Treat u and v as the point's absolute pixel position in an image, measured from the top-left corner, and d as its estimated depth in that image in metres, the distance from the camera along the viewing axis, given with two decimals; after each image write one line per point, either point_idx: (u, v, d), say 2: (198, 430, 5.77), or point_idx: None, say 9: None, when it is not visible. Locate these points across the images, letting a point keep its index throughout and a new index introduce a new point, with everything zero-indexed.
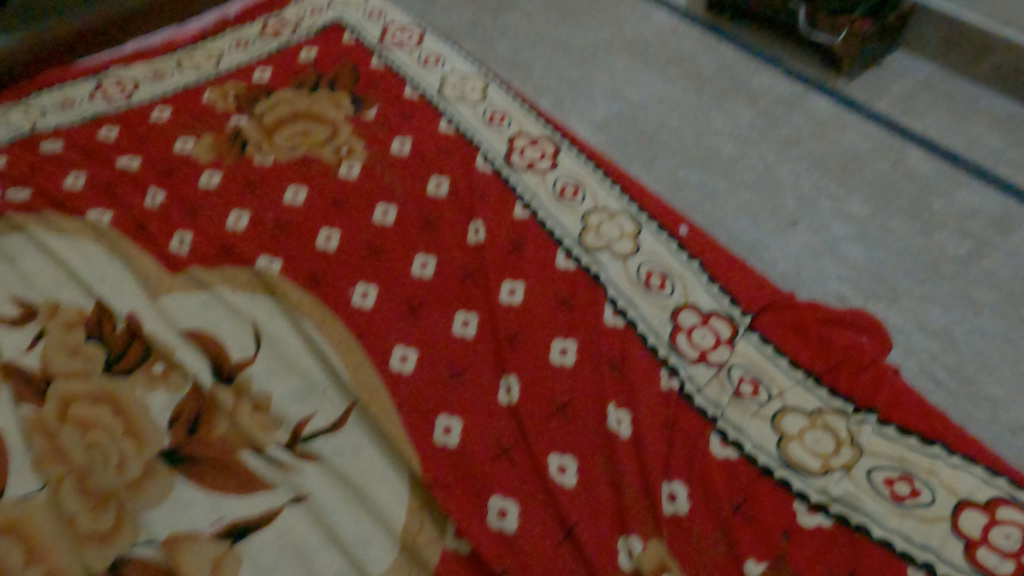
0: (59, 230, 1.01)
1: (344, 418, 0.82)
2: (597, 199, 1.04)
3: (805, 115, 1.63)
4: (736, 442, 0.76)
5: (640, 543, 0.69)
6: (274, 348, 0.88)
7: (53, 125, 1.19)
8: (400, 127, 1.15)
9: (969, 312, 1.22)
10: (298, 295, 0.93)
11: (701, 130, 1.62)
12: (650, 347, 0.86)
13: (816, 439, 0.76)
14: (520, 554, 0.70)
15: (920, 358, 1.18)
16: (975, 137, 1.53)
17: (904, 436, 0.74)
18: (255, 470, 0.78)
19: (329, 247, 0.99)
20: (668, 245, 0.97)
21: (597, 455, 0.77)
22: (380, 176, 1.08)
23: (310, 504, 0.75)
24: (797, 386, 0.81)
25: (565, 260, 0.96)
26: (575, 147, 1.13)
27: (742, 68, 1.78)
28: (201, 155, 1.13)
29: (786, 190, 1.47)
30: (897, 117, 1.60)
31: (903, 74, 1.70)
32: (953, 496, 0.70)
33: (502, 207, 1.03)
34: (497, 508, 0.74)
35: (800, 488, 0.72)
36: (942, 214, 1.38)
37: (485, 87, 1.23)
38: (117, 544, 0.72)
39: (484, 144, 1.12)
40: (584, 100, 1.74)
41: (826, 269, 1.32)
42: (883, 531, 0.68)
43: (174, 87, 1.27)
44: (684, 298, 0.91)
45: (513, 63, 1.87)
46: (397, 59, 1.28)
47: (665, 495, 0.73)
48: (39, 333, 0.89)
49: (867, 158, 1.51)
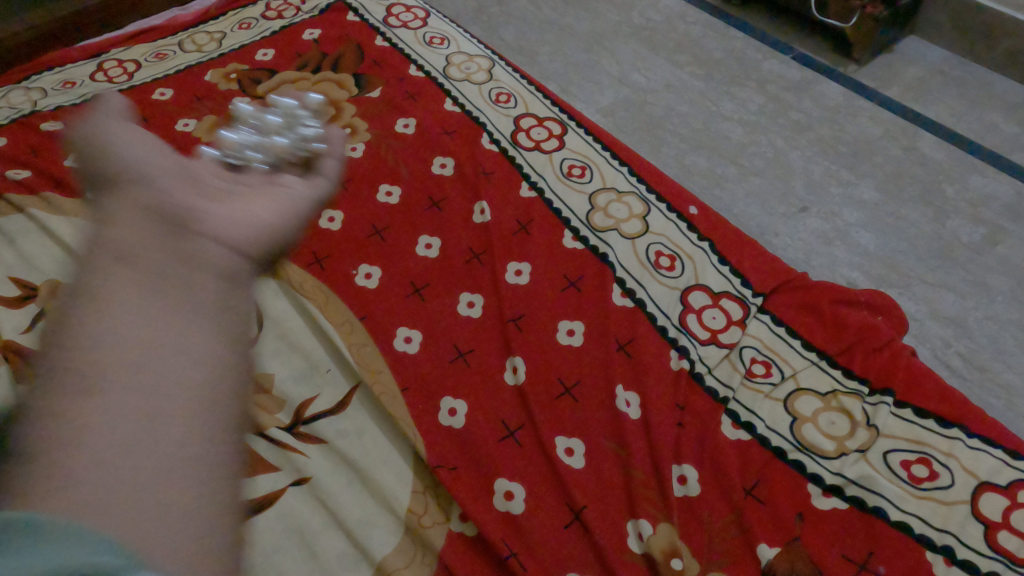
0: (59, 211, 0.99)
1: (347, 399, 0.81)
2: (605, 179, 1.02)
3: (816, 100, 1.60)
4: (748, 423, 0.75)
5: (650, 527, 0.67)
6: (276, 328, 0.87)
7: (53, 106, 1.18)
8: (405, 108, 1.13)
9: (983, 299, 1.20)
10: (300, 276, 0.92)
11: (709, 115, 1.60)
12: (659, 327, 0.84)
13: (829, 421, 0.74)
14: (526, 537, 0.68)
15: (933, 345, 1.15)
16: (990, 123, 1.50)
17: (921, 418, 0.72)
18: (257, 451, 0.76)
19: (332, 228, 0.98)
20: (678, 224, 0.95)
21: (605, 437, 0.75)
22: (385, 156, 1.06)
23: (312, 486, 0.74)
24: (812, 367, 0.79)
25: (573, 241, 0.94)
26: (583, 126, 1.11)
27: (752, 53, 1.75)
28: (204, 136, 1.11)
29: (796, 175, 1.45)
30: (910, 102, 1.57)
31: (917, 59, 1.67)
32: (973, 478, 0.67)
33: (508, 187, 1.01)
34: (503, 491, 0.71)
35: (814, 471, 0.70)
36: (956, 200, 1.36)
37: (491, 67, 1.20)
38: None
39: (489, 124, 1.10)
40: (591, 86, 1.71)
41: (837, 255, 1.30)
42: (899, 513, 0.66)
43: (177, 68, 1.25)
44: (695, 278, 0.88)
45: (520, 49, 1.85)
46: (402, 39, 1.26)
47: (676, 478, 0.71)
48: (39, 314, 0.88)
49: (879, 143, 1.49)
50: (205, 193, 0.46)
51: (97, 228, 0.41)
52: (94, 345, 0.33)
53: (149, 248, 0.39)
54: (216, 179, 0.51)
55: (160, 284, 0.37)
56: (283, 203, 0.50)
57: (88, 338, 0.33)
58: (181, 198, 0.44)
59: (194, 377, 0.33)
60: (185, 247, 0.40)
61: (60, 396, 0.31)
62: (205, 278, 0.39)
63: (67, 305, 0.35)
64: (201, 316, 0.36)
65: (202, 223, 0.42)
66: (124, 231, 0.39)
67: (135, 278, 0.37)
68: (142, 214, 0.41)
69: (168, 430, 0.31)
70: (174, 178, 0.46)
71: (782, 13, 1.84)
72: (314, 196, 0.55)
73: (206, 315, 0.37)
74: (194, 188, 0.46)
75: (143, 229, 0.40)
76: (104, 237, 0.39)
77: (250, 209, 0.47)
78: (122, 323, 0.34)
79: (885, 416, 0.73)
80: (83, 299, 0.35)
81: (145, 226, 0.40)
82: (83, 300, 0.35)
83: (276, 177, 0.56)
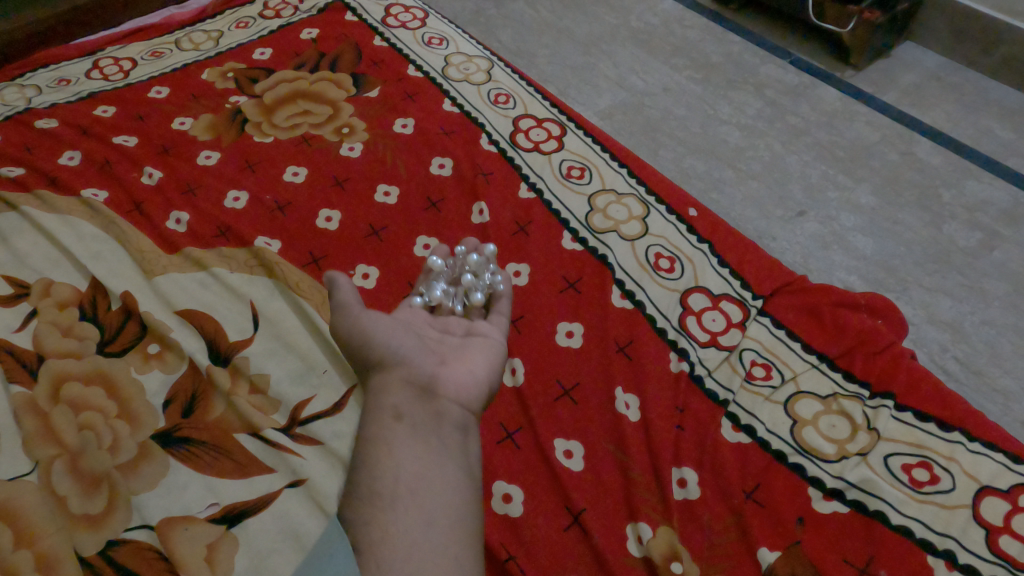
0: (53, 209, 0.98)
1: (344, 400, 0.80)
2: (604, 180, 1.01)
3: (813, 105, 1.60)
4: (748, 426, 0.74)
5: (649, 530, 0.67)
6: (272, 329, 0.86)
7: (48, 103, 1.17)
8: (403, 108, 1.13)
9: (979, 304, 1.20)
10: (297, 276, 0.91)
11: (707, 119, 1.60)
12: (658, 330, 0.83)
13: (830, 424, 0.74)
14: (524, 541, 0.67)
15: (930, 350, 1.15)
16: (986, 128, 1.50)
17: (922, 422, 0.72)
18: (252, 453, 0.76)
19: (329, 228, 0.97)
20: (678, 226, 0.95)
21: (604, 439, 0.75)
22: (383, 156, 1.06)
23: (308, 488, 0.73)
24: (812, 370, 0.78)
25: (572, 242, 0.94)
26: (582, 128, 1.10)
27: (749, 57, 1.75)
28: (200, 134, 1.11)
29: (794, 179, 1.45)
30: (907, 108, 1.57)
31: (913, 65, 1.67)
32: (974, 482, 0.67)
33: (507, 188, 1.01)
34: (502, 493, 0.71)
35: (814, 474, 0.70)
36: (953, 205, 1.36)
37: (490, 68, 1.20)
38: (110, 527, 0.70)
39: (488, 125, 1.10)
40: (589, 89, 1.71)
41: (834, 260, 1.30)
42: (900, 517, 0.65)
43: (173, 66, 1.24)
44: (694, 280, 0.88)
45: (517, 52, 1.85)
46: (401, 39, 1.26)
47: (675, 481, 0.70)
48: (32, 313, 0.87)
49: (876, 148, 1.49)
50: (438, 358, 0.64)
51: (375, 392, 0.60)
52: (390, 479, 0.52)
53: (415, 410, 0.58)
54: (434, 335, 0.69)
55: (426, 434, 0.56)
56: (490, 356, 0.67)
57: (384, 475, 0.52)
58: (428, 367, 0.62)
59: (449, 500, 0.52)
60: (438, 409, 0.59)
61: (372, 514, 0.51)
62: (452, 431, 0.58)
63: (369, 444, 0.55)
64: (447, 456, 0.55)
65: (446, 386, 0.61)
66: (398, 397, 0.58)
67: (409, 433, 0.56)
68: (405, 382, 0.60)
69: (433, 538, 0.49)
70: (413, 346, 0.64)
71: (779, 18, 1.85)
72: (500, 338, 0.72)
73: (452, 457, 0.56)
74: (430, 353, 0.65)
75: (409, 395, 0.59)
76: (382, 401, 0.59)
77: (470, 366, 0.65)
78: (403, 456, 0.54)
79: (885, 420, 0.72)
80: (378, 445, 0.55)
81: (407, 392, 0.59)
82: (379, 446, 0.55)
83: (472, 324, 0.74)
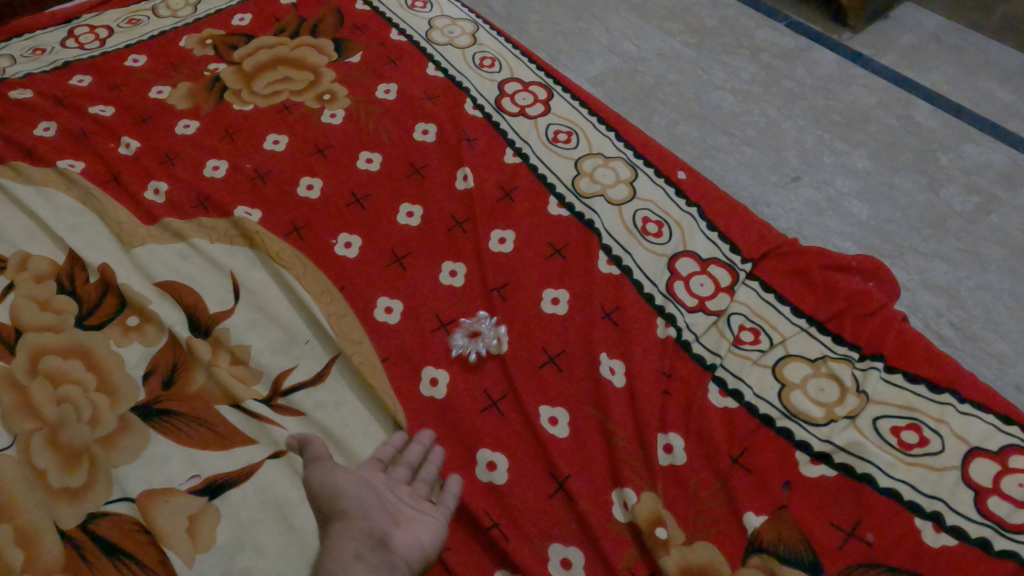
0: (29, 180, 0.96)
1: (326, 370, 0.79)
2: (592, 144, 0.99)
3: (810, 68, 1.57)
4: (735, 391, 0.73)
5: (634, 495, 0.66)
6: (253, 299, 0.84)
7: (22, 73, 1.14)
8: (387, 73, 1.10)
9: (975, 268, 1.18)
10: (278, 245, 0.89)
11: (701, 85, 1.56)
12: (645, 295, 0.82)
13: (819, 388, 0.72)
14: (508, 507, 0.67)
15: (925, 315, 1.14)
16: (985, 90, 1.47)
17: (912, 383, 0.71)
18: (233, 424, 0.75)
19: (310, 196, 0.95)
20: (666, 190, 0.93)
21: (590, 405, 0.73)
22: (366, 123, 1.03)
23: (290, 459, 0.72)
24: (801, 333, 0.77)
25: (558, 208, 0.92)
26: (569, 91, 1.08)
27: (745, 20, 1.71)
28: (179, 104, 1.08)
29: (789, 144, 1.42)
30: (904, 70, 1.54)
31: (912, 26, 1.64)
32: (964, 444, 0.66)
33: (492, 154, 0.99)
34: (487, 461, 0.70)
35: (802, 438, 0.69)
36: (950, 168, 1.34)
37: (475, 31, 1.17)
38: (90, 500, 0.69)
39: (473, 90, 1.07)
40: (581, 54, 1.67)
41: (829, 225, 1.28)
42: (889, 480, 0.65)
43: (150, 33, 1.21)
44: (683, 245, 0.86)
45: (508, 18, 1.80)
46: (384, 2, 1.23)
47: (662, 448, 0.69)
48: (8, 287, 0.85)
49: (873, 111, 1.46)
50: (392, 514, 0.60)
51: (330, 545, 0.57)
52: None
53: (370, 557, 0.55)
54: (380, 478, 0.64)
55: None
56: (436, 515, 0.62)
57: None
58: (381, 519, 0.59)
59: None
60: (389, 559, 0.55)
61: None
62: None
63: None
64: None
65: (398, 538, 0.58)
66: (352, 543, 0.56)
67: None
68: (358, 534, 0.57)
69: None
70: (377, 501, 0.60)
71: None
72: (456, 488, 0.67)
73: None
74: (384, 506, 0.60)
75: (364, 546, 0.56)
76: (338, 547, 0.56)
77: (420, 523, 0.60)
78: None
79: (875, 382, 0.71)
80: None
81: (361, 538, 0.56)
82: None
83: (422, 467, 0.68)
